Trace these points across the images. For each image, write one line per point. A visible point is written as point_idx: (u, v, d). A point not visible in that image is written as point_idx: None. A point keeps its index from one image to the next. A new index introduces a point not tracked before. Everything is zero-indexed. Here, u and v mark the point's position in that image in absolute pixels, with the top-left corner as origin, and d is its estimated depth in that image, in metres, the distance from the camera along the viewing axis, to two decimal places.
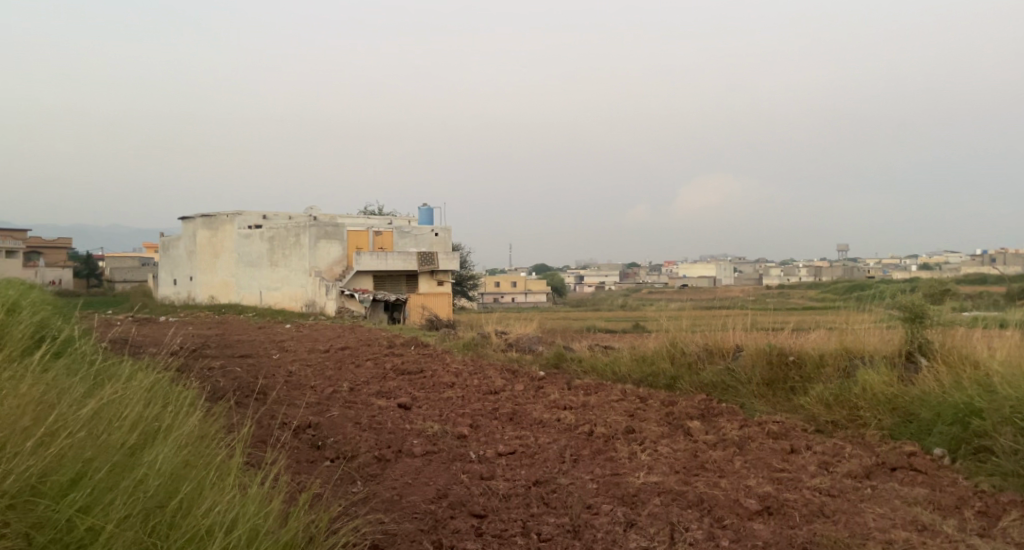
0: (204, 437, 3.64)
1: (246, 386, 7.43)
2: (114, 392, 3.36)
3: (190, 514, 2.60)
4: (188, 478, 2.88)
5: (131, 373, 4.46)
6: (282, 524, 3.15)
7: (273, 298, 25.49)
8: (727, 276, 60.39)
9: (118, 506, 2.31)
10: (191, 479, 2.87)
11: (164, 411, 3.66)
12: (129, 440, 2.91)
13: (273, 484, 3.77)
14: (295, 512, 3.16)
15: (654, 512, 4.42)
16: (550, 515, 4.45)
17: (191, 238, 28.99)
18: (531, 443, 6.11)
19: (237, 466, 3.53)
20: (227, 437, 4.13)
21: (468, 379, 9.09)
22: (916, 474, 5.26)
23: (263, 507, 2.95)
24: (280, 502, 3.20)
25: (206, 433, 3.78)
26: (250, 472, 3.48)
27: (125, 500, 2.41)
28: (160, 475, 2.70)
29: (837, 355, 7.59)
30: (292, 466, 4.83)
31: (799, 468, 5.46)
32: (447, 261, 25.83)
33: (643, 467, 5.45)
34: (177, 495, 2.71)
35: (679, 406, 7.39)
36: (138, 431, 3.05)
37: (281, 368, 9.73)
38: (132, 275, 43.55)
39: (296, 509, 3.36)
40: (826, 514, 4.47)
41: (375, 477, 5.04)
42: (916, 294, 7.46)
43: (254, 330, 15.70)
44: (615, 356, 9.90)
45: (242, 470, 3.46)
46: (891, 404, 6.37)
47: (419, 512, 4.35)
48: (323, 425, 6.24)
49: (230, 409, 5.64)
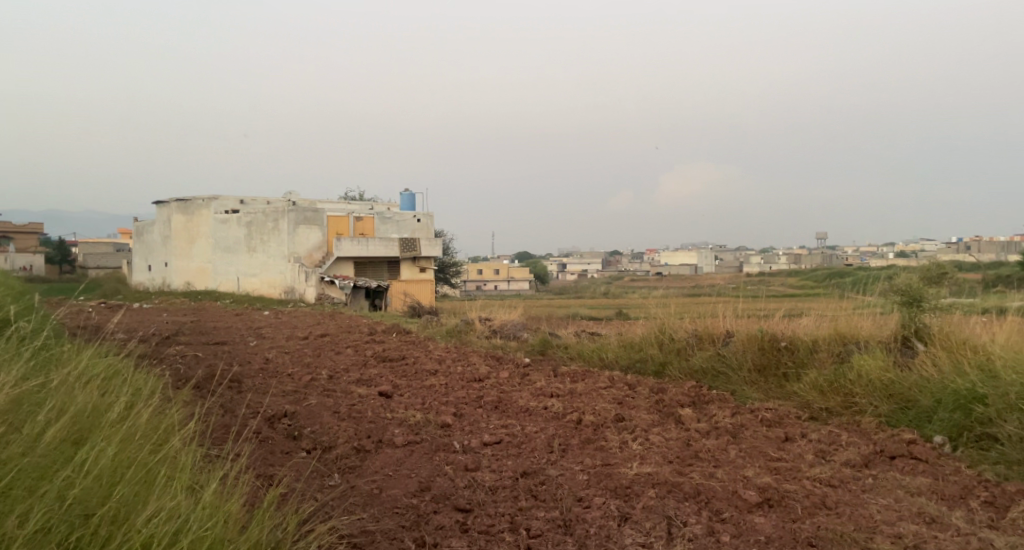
0: (158, 432, 3.35)
1: (217, 374, 7.13)
2: (53, 384, 3.06)
3: (127, 525, 2.33)
4: (130, 479, 2.61)
5: (82, 360, 4.13)
6: (244, 530, 2.89)
7: (251, 286, 25.00)
8: (708, 263, 60.73)
9: (33, 517, 2.03)
10: (133, 482, 2.60)
11: (115, 400, 3.37)
12: (64, 437, 2.63)
13: (235, 482, 3.47)
14: (257, 516, 2.90)
15: (649, 506, 4.18)
16: (539, 509, 4.19)
17: (166, 223, 28.35)
18: (517, 432, 5.85)
19: (195, 466, 3.25)
20: (186, 433, 3.82)
21: (451, 366, 8.81)
22: (917, 463, 5.07)
23: (217, 511, 2.69)
24: (243, 503, 2.95)
25: (159, 425, 3.47)
26: (210, 472, 3.20)
27: (43, 508, 2.13)
28: (91, 476, 2.42)
29: (831, 341, 7.43)
30: (266, 459, 4.56)
31: (797, 457, 5.25)
32: (429, 247, 25.52)
33: (635, 457, 5.22)
34: (117, 497, 2.43)
35: (669, 393, 7.17)
36: (75, 426, 2.77)
37: (257, 356, 9.35)
38: (107, 261, 42.85)
39: (260, 511, 3.09)
40: (828, 505, 4.26)
41: (354, 470, 4.77)
42: (912, 276, 7.28)
43: (231, 317, 15.25)
44: (602, 342, 9.66)
45: (201, 470, 3.18)
46: (888, 391, 6.19)
47: (399, 507, 4.09)
48: (300, 414, 5.95)
49: (196, 400, 5.32)
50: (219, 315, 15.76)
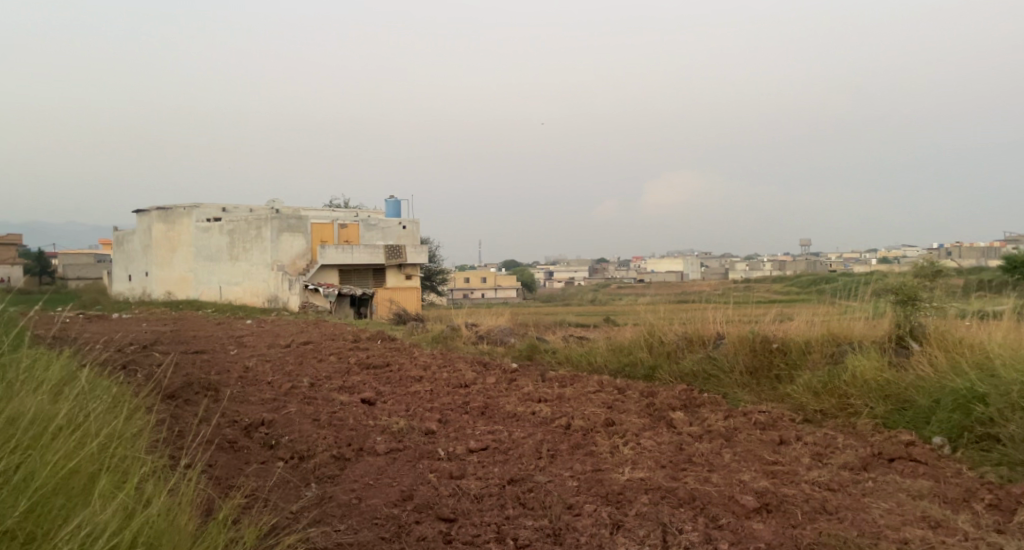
0: (108, 445, 3.21)
1: (195, 384, 6.90)
2: None
3: (48, 541, 2.21)
4: (60, 493, 2.49)
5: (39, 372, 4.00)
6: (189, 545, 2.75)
7: (233, 294, 24.68)
8: (693, 269, 60.91)
9: None
10: (63, 497, 2.49)
11: (59, 410, 3.22)
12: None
13: (191, 498, 3.29)
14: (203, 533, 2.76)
15: (642, 512, 3.99)
16: (527, 517, 3.99)
17: (146, 232, 27.93)
18: (504, 438, 5.64)
19: (144, 480, 3.09)
20: (143, 447, 3.65)
21: (436, 373, 8.59)
22: (917, 465, 4.90)
23: (154, 526, 2.55)
24: (187, 521, 2.80)
25: (111, 437, 3.33)
26: (160, 486, 3.04)
27: None
28: (13, 491, 2.29)
29: (824, 342, 7.29)
30: (240, 470, 4.36)
31: (793, 460, 5.07)
32: (414, 255, 25.30)
33: (626, 462, 5.03)
34: (38, 519, 2.30)
35: (660, 397, 6.98)
36: (11, 436, 2.65)
37: (237, 364, 9.10)
38: (88, 271, 42.54)
39: (211, 527, 2.94)
40: (829, 510, 4.07)
41: (332, 479, 4.54)
42: (907, 276, 7.17)
43: (213, 326, 14.94)
44: (591, 347, 9.48)
45: (148, 484, 3.03)
46: (883, 392, 6.03)
47: (379, 517, 3.87)
48: (279, 422, 5.72)
49: (166, 413, 5.10)
50: (200, 324, 15.49)
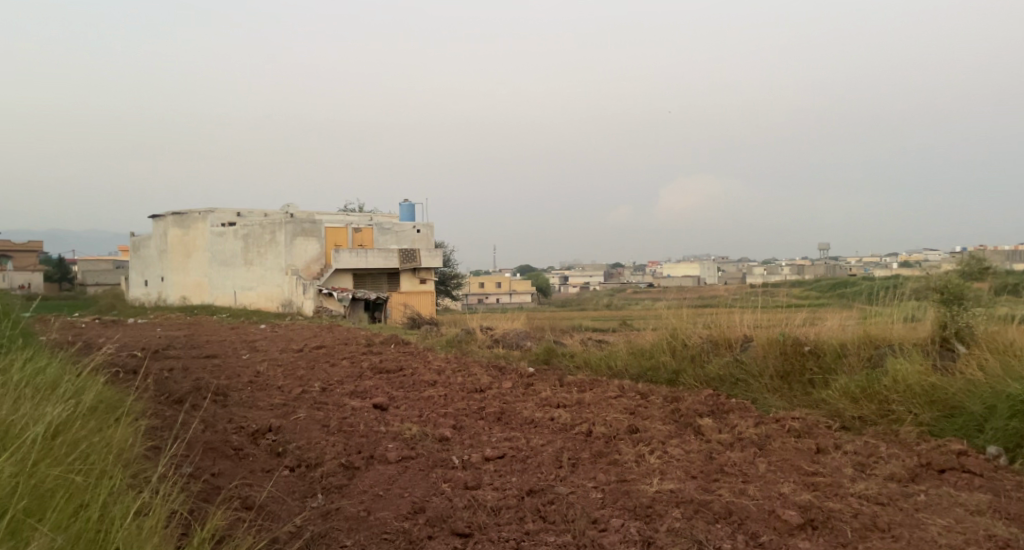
0: (78, 461, 2.98)
1: (203, 389, 6.63)
2: None
3: None
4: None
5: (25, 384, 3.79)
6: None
7: (249, 299, 24.55)
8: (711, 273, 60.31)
9: None
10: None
11: (31, 421, 3.00)
12: None
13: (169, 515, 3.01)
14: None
15: (675, 528, 3.64)
16: (549, 533, 3.65)
17: (162, 237, 27.84)
18: (522, 446, 5.31)
19: (116, 498, 2.86)
20: (124, 460, 3.40)
21: (451, 377, 8.29)
22: (971, 477, 4.52)
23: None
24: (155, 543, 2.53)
25: (83, 451, 3.10)
26: (129, 501, 2.80)
27: None
28: None
29: (860, 345, 6.92)
30: (241, 479, 4.07)
31: (834, 470, 4.70)
32: (429, 258, 25.03)
33: (654, 471, 4.69)
34: None
35: (686, 403, 6.62)
36: None
37: (246, 369, 8.82)
38: (108, 278, 42.97)
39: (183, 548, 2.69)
40: (881, 527, 3.71)
41: (341, 488, 4.24)
42: (949, 277, 6.78)
43: (225, 331, 14.71)
44: (611, 350, 9.15)
45: (117, 501, 2.79)
46: (929, 397, 5.65)
47: (389, 532, 3.56)
48: (287, 427, 5.42)
49: (165, 420, 4.84)
50: (215, 328, 15.36)
